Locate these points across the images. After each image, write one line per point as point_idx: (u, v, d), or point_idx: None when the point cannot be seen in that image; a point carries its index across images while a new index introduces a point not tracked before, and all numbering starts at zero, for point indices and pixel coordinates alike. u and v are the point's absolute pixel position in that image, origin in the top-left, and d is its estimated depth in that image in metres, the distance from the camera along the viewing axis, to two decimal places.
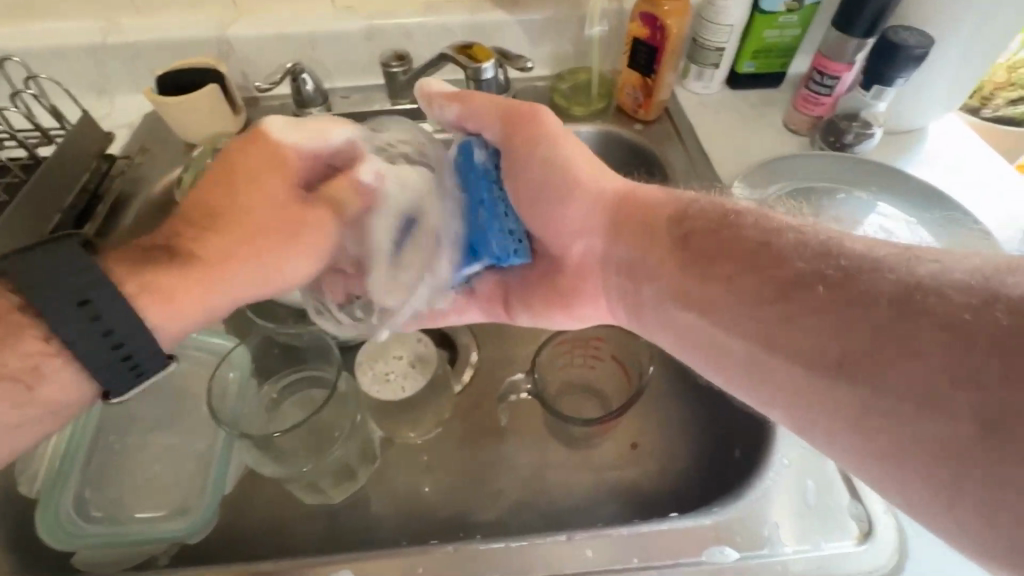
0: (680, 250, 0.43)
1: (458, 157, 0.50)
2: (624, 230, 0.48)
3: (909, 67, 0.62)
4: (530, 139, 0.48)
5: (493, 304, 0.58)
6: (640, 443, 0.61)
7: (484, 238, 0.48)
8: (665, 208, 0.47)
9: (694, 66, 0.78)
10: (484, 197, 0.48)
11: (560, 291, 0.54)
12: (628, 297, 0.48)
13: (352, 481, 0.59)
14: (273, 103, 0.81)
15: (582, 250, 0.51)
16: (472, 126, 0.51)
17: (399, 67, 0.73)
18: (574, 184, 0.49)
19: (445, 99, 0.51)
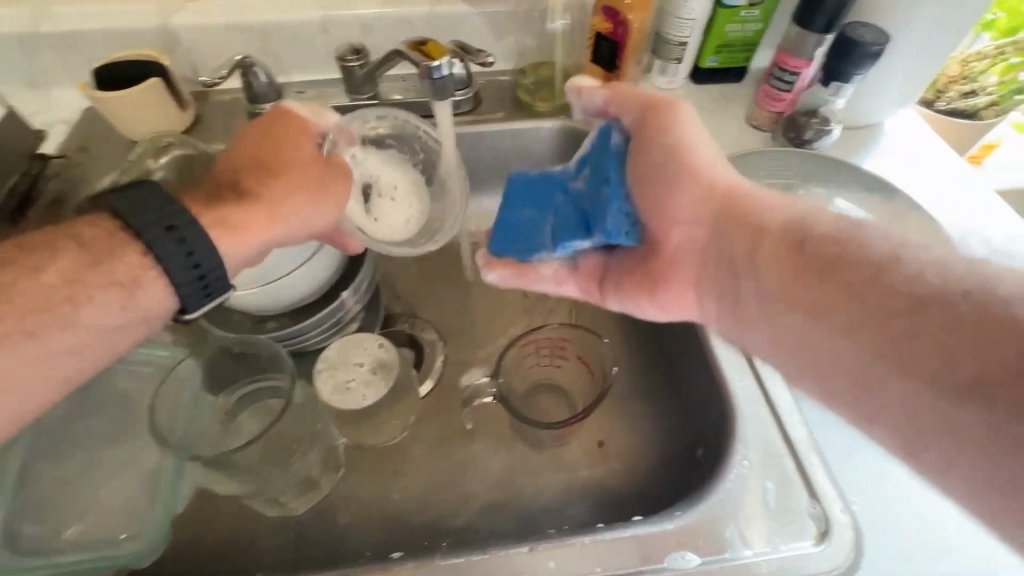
0: (794, 250, 0.39)
1: (597, 139, 0.54)
2: (734, 221, 0.44)
3: (866, 63, 0.62)
4: (660, 121, 0.49)
5: (590, 284, 0.55)
6: (608, 441, 0.61)
7: (603, 212, 0.50)
8: (783, 210, 0.43)
9: (658, 60, 0.77)
10: (611, 176, 0.51)
11: (651, 281, 0.50)
12: (727, 294, 0.44)
13: (316, 492, 0.57)
14: (224, 98, 0.78)
15: (684, 239, 0.47)
16: (613, 110, 0.53)
17: (355, 61, 0.70)
18: (695, 172, 0.47)
19: (594, 86, 0.53)
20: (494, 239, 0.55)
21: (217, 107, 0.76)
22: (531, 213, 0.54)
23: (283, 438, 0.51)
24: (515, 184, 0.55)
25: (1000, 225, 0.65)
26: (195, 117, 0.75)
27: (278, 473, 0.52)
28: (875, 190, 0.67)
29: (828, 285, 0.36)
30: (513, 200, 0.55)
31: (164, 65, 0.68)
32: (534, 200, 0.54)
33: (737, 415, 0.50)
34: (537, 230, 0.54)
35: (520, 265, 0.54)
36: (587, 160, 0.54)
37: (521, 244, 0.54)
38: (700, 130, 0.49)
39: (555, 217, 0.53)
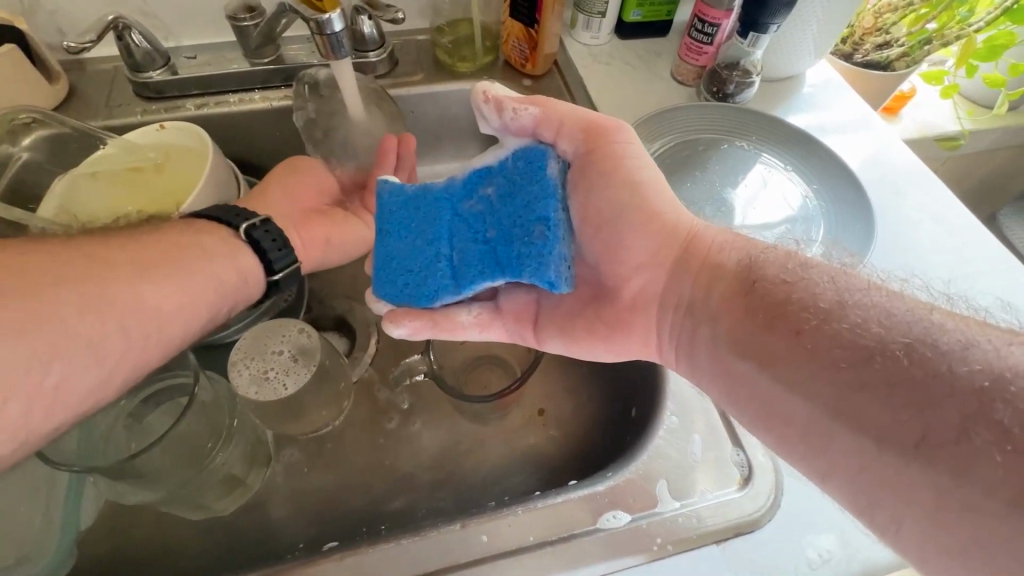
0: (745, 296, 0.41)
1: (532, 162, 0.47)
2: (691, 264, 0.46)
3: (782, 12, 0.61)
4: (613, 157, 0.48)
5: (519, 325, 0.54)
6: (547, 409, 0.61)
7: (542, 259, 0.44)
8: (735, 250, 0.45)
9: (581, 15, 0.74)
10: (550, 215, 0.44)
11: (604, 321, 0.50)
12: (681, 336, 0.46)
13: (242, 489, 0.54)
14: (103, 67, 0.69)
15: (640, 284, 0.48)
16: (546, 134, 0.48)
17: (249, 20, 0.63)
18: (653, 210, 0.47)
19: (520, 102, 0.47)
20: (382, 284, 0.49)
21: (97, 78, 0.68)
22: (421, 246, 0.48)
23: (191, 436, 0.48)
24: (394, 206, 0.49)
25: (918, 193, 0.67)
26: (69, 90, 0.67)
27: (192, 475, 0.49)
28: (811, 165, 0.67)
29: (778, 333, 0.38)
30: (398, 233, 0.48)
31: (22, 29, 0.59)
32: (427, 233, 0.48)
33: (666, 374, 0.51)
34: (434, 269, 0.47)
35: (427, 312, 0.49)
36: (493, 179, 0.48)
37: (416, 288, 0.48)
38: (647, 160, 0.49)
39: (452, 251, 0.47)
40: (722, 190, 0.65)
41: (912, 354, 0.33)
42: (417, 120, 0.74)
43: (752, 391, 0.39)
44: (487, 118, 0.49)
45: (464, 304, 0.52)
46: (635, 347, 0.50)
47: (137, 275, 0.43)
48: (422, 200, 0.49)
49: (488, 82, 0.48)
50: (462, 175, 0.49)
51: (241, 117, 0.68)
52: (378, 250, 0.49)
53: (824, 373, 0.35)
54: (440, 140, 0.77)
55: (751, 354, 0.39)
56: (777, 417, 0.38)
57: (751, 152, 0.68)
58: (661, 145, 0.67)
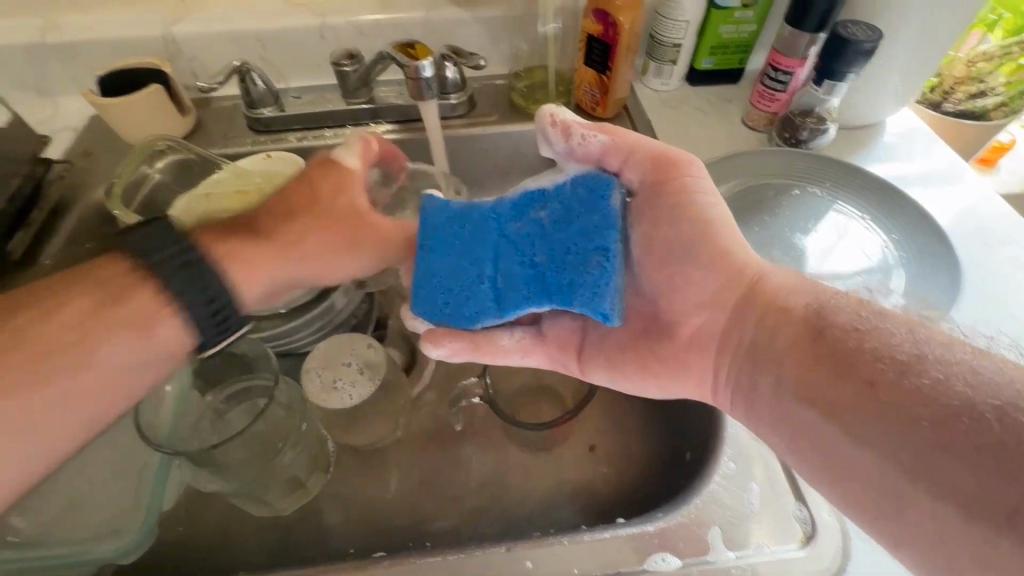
0: (815, 343, 0.39)
1: (595, 189, 0.48)
2: (755, 305, 0.45)
3: (859, 61, 0.61)
4: (680, 191, 0.49)
5: (563, 354, 0.55)
6: (598, 445, 0.61)
7: (598, 289, 0.45)
8: (803, 295, 0.44)
9: (653, 62, 0.77)
10: (609, 246, 0.46)
11: (655, 356, 0.50)
12: (740, 381, 0.45)
13: (301, 492, 0.57)
14: (224, 104, 0.79)
15: (698, 324, 0.48)
16: (612, 162, 0.51)
17: (351, 66, 0.71)
18: (720, 249, 0.47)
19: (589, 129, 0.51)
20: (420, 302, 0.51)
21: (218, 114, 0.78)
22: (466, 268, 0.50)
23: (266, 434, 0.53)
24: (436, 224, 0.51)
25: (1016, 247, 0.62)
26: (196, 123, 0.77)
27: (261, 472, 0.52)
28: (894, 214, 0.64)
29: (854, 382, 0.36)
30: (441, 250, 0.50)
31: (167, 72, 0.70)
32: (473, 253, 0.49)
33: (724, 418, 0.50)
34: (477, 289, 0.49)
35: (468, 333, 0.51)
36: (548, 203, 0.49)
37: (459, 308, 0.50)
38: (716, 196, 0.50)
39: (497, 273, 0.49)
40: (791, 236, 0.64)
41: (1003, 419, 0.30)
42: (486, 155, 0.78)
43: (823, 449, 0.37)
44: (551, 142, 0.52)
45: (507, 328, 0.54)
46: (689, 387, 0.50)
47: (131, 311, 0.45)
48: (471, 217, 0.51)
49: (555, 106, 0.52)
50: (513, 196, 0.50)
51: (333, 149, 0.76)
52: (420, 266, 0.51)
53: (908, 433, 0.33)
54: (506, 176, 0.81)
55: (821, 407, 0.37)
56: (847, 477, 0.36)
57: (825, 200, 0.67)
58: (728, 187, 0.68)
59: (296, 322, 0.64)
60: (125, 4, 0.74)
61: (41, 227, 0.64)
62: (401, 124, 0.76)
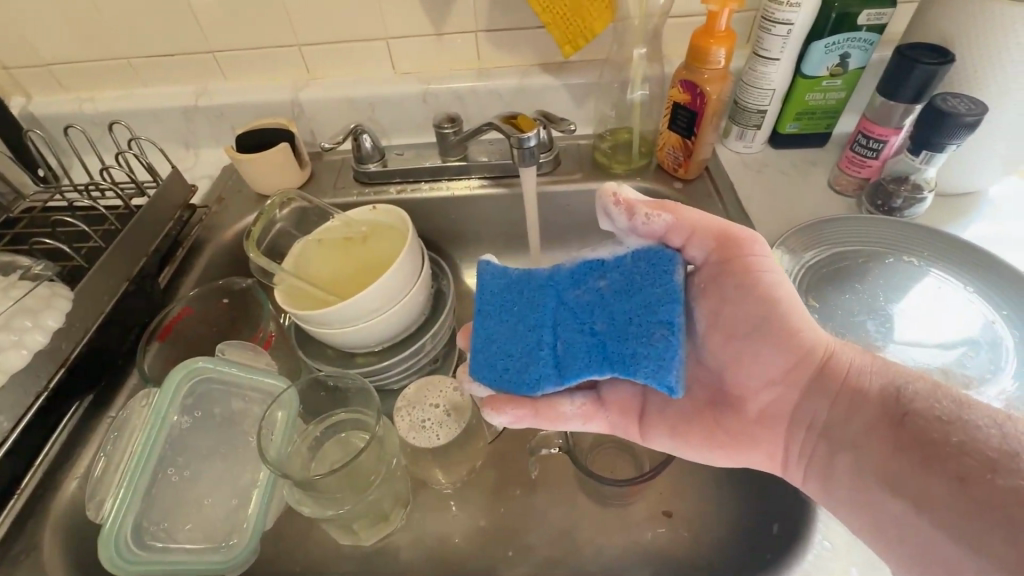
0: (894, 429, 0.41)
1: (658, 262, 0.49)
2: (825, 384, 0.46)
3: (960, 133, 0.60)
4: (746, 271, 0.49)
5: (624, 419, 0.54)
6: (673, 510, 0.60)
7: (664, 363, 0.46)
8: (876, 375, 0.44)
9: (736, 126, 0.79)
10: (673, 319, 0.47)
11: (722, 430, 0.51)
12: (814, 458, 0.46)
13: (385, 525, 0.60)
14: (336, 158, 0.89)
15: (768, 400, 0.49)
16: (675, 240, 0.51)
17: (451, 128, 0.79)
18: (790, 329, 0.47)
19: (653, 210, 0.50)
20: (479, 366, 0.51)
21: (329, 166, 0.88)
22: (524, 333, 0.51)
23: (366, 469, 0.56)
24: (494, 287, 0.54)
25: None
26: (311, 174, 0.86)
27: (355, 503, 0.56)
28: (1003, 290, 0.62)
29: (936, 474, 0.37)
30: (500, 316, 0.52)
31: (292, 132, 0.80)
32: (531, 318, 0.51)
33: None
34: (537, 356, 0.50)
35: (528, 400, 0.50)
36: (607, 273, 0.50)
37: (518, 375, 0.50)
38: (782, 275, 0.49)
39: (557, 340, 0.50)
40: (885, 303, 0.62)
41: None
42: (567, 211, 0.83)
43: (904, 533, 0.39)
44: (614, 219, 0.51)
45: (568, 395, 0.53)
46: (759, 459, 0.51)
47: None
48: (528, 284, 0.53)
49: (618, 184, 0.52)
50: (572, 265, 0.52)
51: (427, 201, 0.83)
52: (479, 330, 0.52)
53: (1001, 533, 0.34)
54: (585, 231, 0.85)
55: (902, 494, 0.39)
56: (938, 568, 0.37)
57: (922, 268, 0.65)
58: (816, 250, 0.67)
59: (389, 359, 0.69)
60: (262, 74, 0.86)
61: (182, 262, 0.73)
62: (490, 180, 0.82)
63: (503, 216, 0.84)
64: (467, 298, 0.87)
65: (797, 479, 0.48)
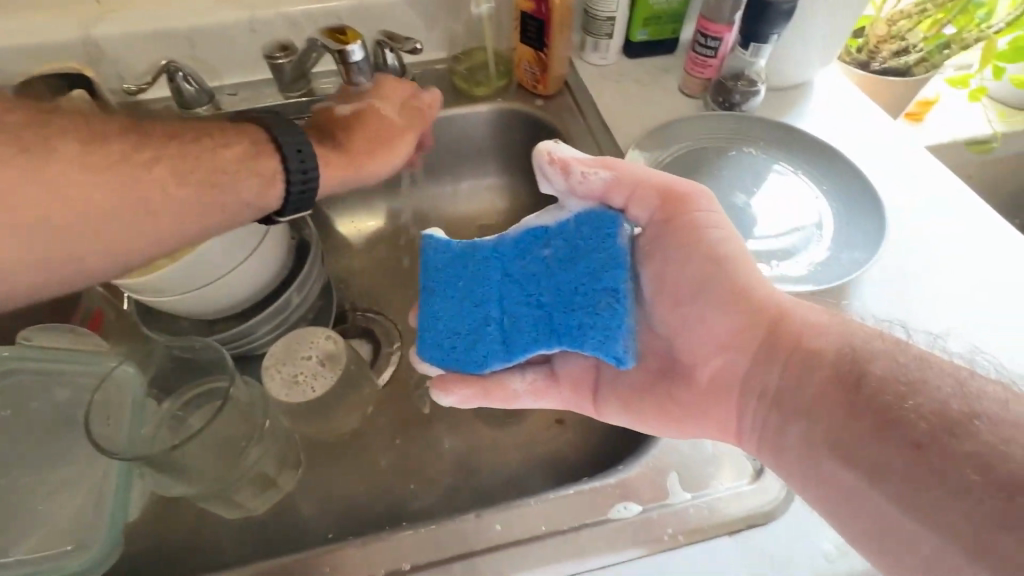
0: (849, 394, 0.38)
1: (602, 227, 0.47)
2: (780, 348, 0.43)
3: (781, 21, 0.64)
4: (692, 229, 0.47)
5: (577, 394, 0.52)
6: (565, 417, 0.63)
7: (612, 336, 0.45)
8: (831, 336, 0.42)
9: (589, 37, 0.78)
10: (619, 286, 0.45)
11: (677, 404, 0.47)
12: (766, 429, 0.43)
13: (274, 490, 0.57)
14: (157, 106, 0.76)
15: (718, 367, 0.46)
16: (617, 198, 0.48)
17: (284, 59, 0.69)
18: (738, 289, 0.45)
19: (589, 166, 0.47)
20: (427, 346, 0.50)
21: (150, 116, 0.76)
22: (471, 308, 0.49)
23: (228, 434, 0.53)
24: (436, 264, 0.51)
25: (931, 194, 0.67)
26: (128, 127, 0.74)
27: (230, 472, 0.52)
28: (829, 170, 0.68)
29: (890, 442, 0.35)
30: (445, 292, 0.50)
31: (89, 77, 0.67)
32: (478, 293, 0.49)
33: None
34: (484, 332, 0.48)
35: (477, 377, 0.49)
36: (551, 240, 0.48)
37: (466, 352, 0.49)
38: (731, 230, 0.47)
39: (503, 314, 0.48)
40: (731, 196, 0.67)
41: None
42: (433, 141, 0.79)
43: (856, 504, 0.37)
44: (550, 178, 0.48)
45: (519, 370, 0.51)
46: (710, 432, 0.47)
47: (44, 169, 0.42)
48: (471, 256, 0.50)
49: (553, 143, 0.48)
50: (515, 233, 0.50)
51: None
52: (424, 307, 0.51)
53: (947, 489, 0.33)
54: (456, 160, 0.82)
55: (856, 464, 0.37)
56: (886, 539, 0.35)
57: (761, 159, 0.70)
58: (669, 152, 0.70)
59: (252, 319, 0.63)
60: (34, 7, 0.70)
61: None
62: None
63: None
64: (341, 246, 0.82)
65: (749, 450, 0.45)
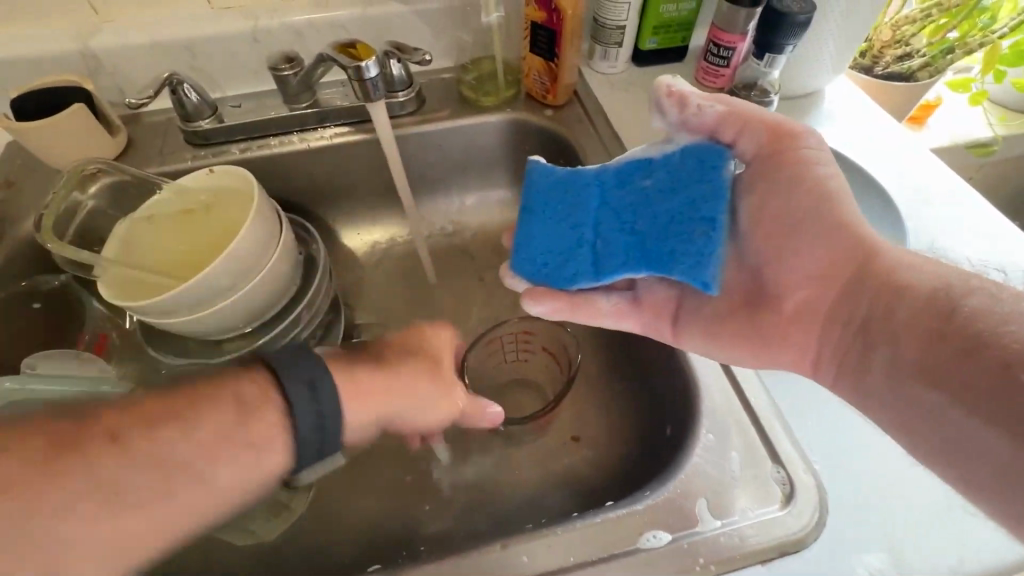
0: (941, 323, 0.38)
1: (707, 162, 0.45)
2: (871, 285, 0.43)
3: (797, 33, 0.62)
4: (796, 166, 0.45)
5: (656, 318, 0.54)
6: (581, 435, 0.62)
7: (703, 263, 0.44)
8: (928, 277, 0.41)
9: (599, 46, 0.77)
10: (716, 216, 0.44)
11: (759, 331, 0.48)
12: (850, 358, 0.44)
13: (287, 515, 0.56)
14: (158, 119, 0.75)
15: (803, 299, 0.46)
16: (727, 132, 0.47)
17: (289, 70, 0.68)
18: (842, 221, 0.43)
19: (707, 99, 0.46)
20: (521, 263, 0.50)
21: (151, 129, 0.74)
22: (565, 232, 0.48)
23: None
24: (535, 188, 0.49)
25: (948, 199, 0.66)
26: (128, 141, 0.72)
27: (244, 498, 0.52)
28: (844, 176, 0.67)
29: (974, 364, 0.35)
30: (542, 216, 0.49)
31: (88, 89, 0.65)
32: (573, 218, 0.48)
33: (699, 386, 0.52)
34: (575, 252, 0.48)
35: (565, 293, 0.51)
36: (654, 172, 0.47)
37: (557, 270, 0.49)
38: (836, 167, 0.45)
39: (596, 238, 0.48)
40: None
41: None
42: (442, 152, 0.78)
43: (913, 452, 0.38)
44: (665, 113, 0.47)
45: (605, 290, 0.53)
46: (788, 358, 0.48)
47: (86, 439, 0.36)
48: (571, 183, 0.48)
49: (674, 76, 0.46)
50: (618, 163, 0.48)
51: (281, 158, 0.73)
52: (518, 230, 0.50)
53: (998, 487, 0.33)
54: (464, 171, 0.81)
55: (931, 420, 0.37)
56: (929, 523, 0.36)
57: None
58: None
59: (260, 338, 0.62)
60: (30, 21, 0.68)
61: None
62: (349, 126, 0.74)
63: (371, 165, 0.77)
64: (347, 259, 0.81)
65: (827, 379, 0.46)
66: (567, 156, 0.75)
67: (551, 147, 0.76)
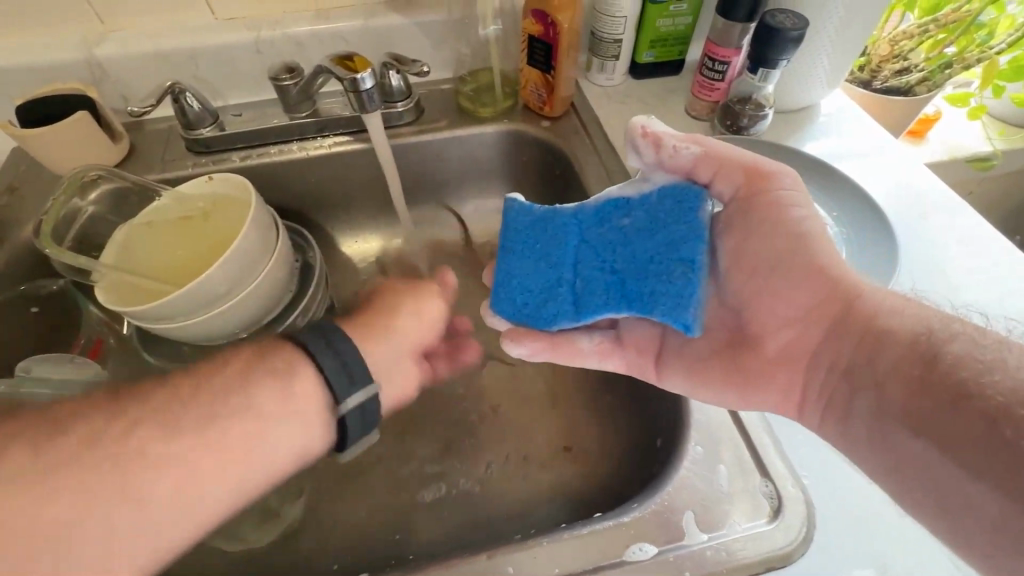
0: (922, 369, 0.38)
1: (684, 204, 0.47)
2: (851, 326, 0.43)
3: (790, 49, 0.63)
4: (772, 207, 0.47)
5: (642, 358, 0.53)
6: (573, 445, 0.62)
7: (682, 302, 0.44)
8: (909, 317, 0.41)
9: (596, 59, 0.78)
10: (695, 257, 0.45)
11: (742, 374, 0.48)
12: (832, 399, 0.43)
13: (277, 521, 0.56)
14: (161, 126, 0.76)
15: (783, 339, 0.47)
16: (702, 174, 0.49)
17: (290, 80, 0.69)
18: (817, 263, 0.45)
19: (681, 141, 0.48)
20: (501, 302, 0.50)
21: (153, 136, 0.75)
22: (546, 270, 0.49)
23: None
24: (517, 227, 0.51)
25: (944, 215, 0.66)
26: (131, 147, 0.73)
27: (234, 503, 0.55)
28: (842, 193, 0.67)
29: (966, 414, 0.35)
30: (523, 252, 0.50)
31: (93, 97, 0.67)
32: (553, 256, 0.49)
33: (692, 404, 0.52)
34: (556, 292, 0.49)
35: (546, 334, 0.50)
36: (632, 212, 0.49)
37: (536, 310, 0.49)
38: (812, 209, 0.47)
39: (577, 277, 0.49)
40: None
41: None
42: (439, 162, 0.78)
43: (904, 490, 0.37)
44: (640, 153, 0.49)
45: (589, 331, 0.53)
46: (773, 403, 0.47)
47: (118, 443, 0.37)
48: (551, 223, 0.50)
49: (647, 117, 0.49)
50: (597, 202, 0.50)
51: (281, 167, 0.74)
52: (500, 268, 0.51)
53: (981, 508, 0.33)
54: (461, 181, 0.82)
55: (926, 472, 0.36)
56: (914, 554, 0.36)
57: None
58: None
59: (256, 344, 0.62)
60: (37, 29, 0.69)
61: None
62: (348, 136, 0.75)
63: (369, 174, 0.78)
64: (345, 267, 0.81)
65: (811, 422, 0.46)
66: (562, 167, 0.75)
67: (547, 158, 0.77)
